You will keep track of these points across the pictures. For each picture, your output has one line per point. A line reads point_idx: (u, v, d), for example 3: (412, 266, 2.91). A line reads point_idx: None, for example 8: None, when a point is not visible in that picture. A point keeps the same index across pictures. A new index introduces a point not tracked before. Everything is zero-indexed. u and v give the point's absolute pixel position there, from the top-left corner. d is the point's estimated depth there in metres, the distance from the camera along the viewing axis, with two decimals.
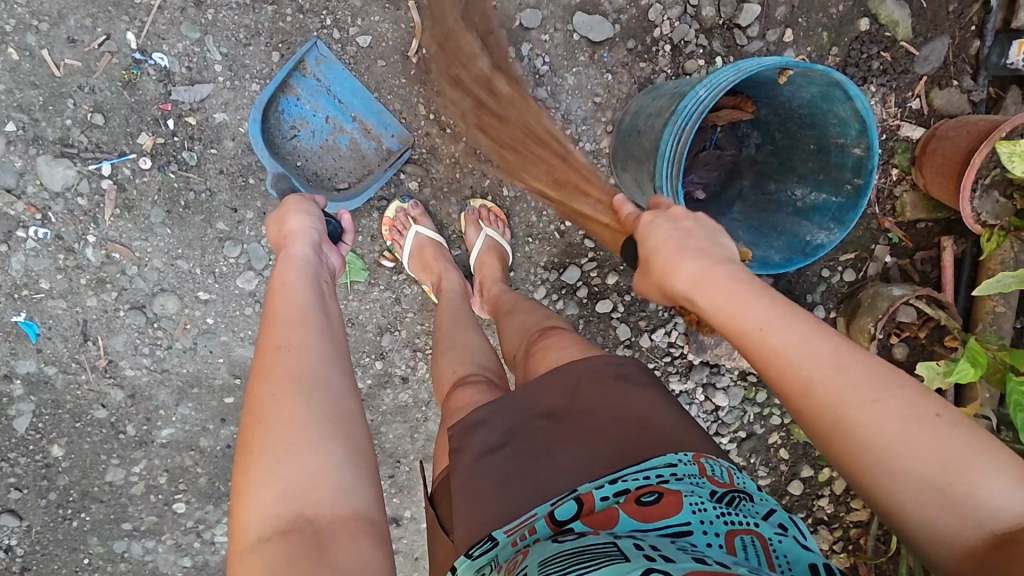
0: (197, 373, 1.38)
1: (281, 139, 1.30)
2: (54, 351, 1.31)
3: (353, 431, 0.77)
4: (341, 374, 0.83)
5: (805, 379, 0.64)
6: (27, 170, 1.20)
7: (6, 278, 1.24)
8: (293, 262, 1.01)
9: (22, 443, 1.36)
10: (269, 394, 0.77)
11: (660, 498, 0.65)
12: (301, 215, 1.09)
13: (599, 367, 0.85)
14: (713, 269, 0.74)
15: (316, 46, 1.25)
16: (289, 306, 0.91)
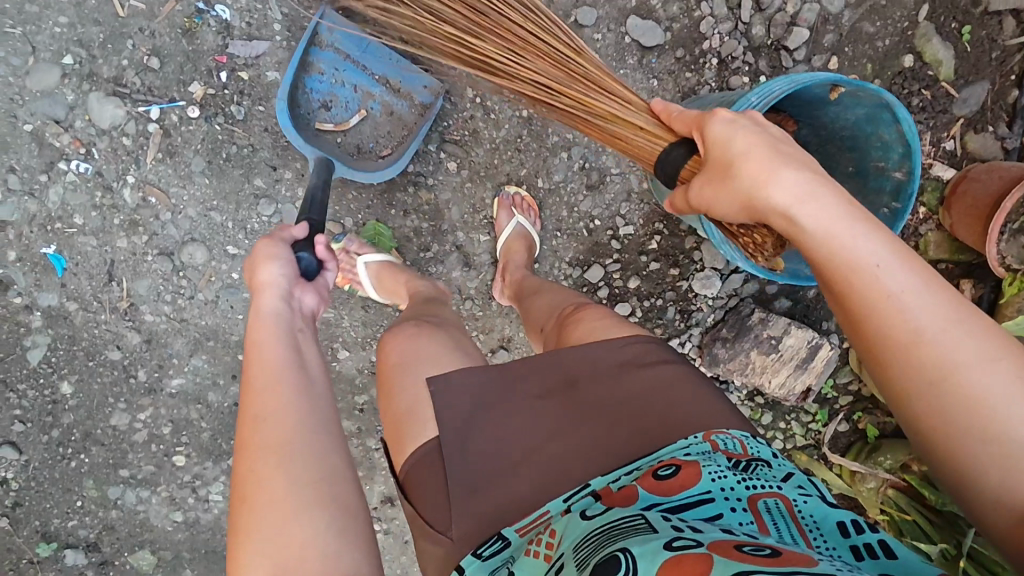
0: (216, 326, 1.38)
1: (318, 116, 1.30)
2: (78, 288, 1.31)
3: (337, 496, 0.73)
4: (324, 434, 0.77)
5: (878, 302, 0.68)
6: (78, 105, 1.21)
7: (41, 209, 1.24)
8: (269, 313, 0.88)
9: (33, 376, 1.35)
10: (250, 472, 0.73)
11: (679, 470, 0.70)
12: (268, 264, 0.90)
13: (598, 356, 0.92)
14: (819, 184, 0.74)
15: (325, 16, 1.15)
16: (266, 363, 0.82)
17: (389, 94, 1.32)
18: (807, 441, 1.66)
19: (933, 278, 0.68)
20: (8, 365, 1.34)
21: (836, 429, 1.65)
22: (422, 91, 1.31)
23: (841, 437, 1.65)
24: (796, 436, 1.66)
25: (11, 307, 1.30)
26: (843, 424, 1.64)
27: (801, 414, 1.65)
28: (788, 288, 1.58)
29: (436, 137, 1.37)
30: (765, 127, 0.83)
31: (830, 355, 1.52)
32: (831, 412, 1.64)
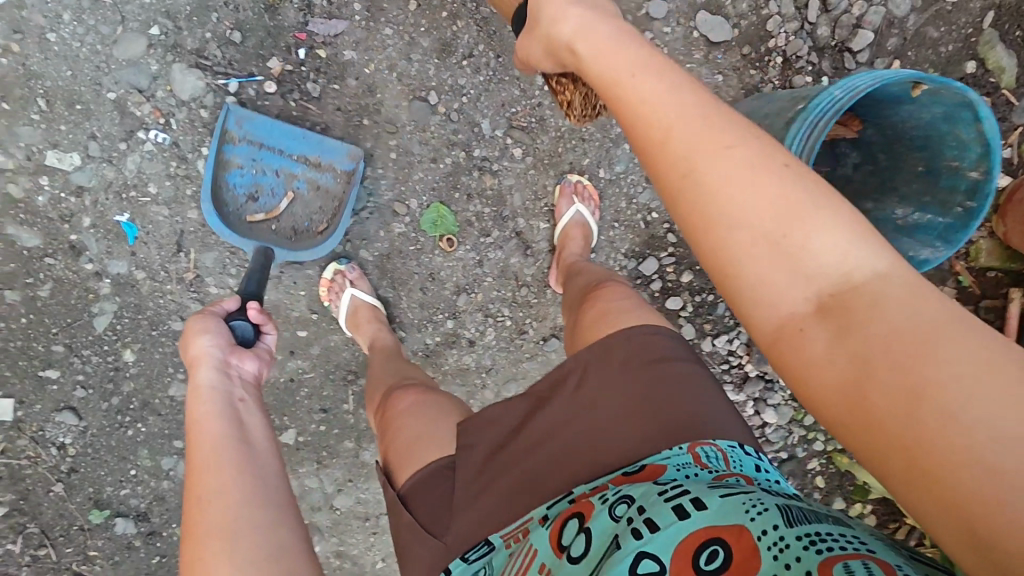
0: (278, 302, 1.42)
1: (246, 210, 1.28)
2: (147, 257, 1.33)
3: (283, 574, 0.75)
4: (263, 513, 0.81)
5: (635, 112, 0.60)
6: (161, 75, 1.22)
7: (118, 176, 1.26)
8: (211, 396, 0.96)
9: (98, 342, 1.38)
10: (197, 560, 0.75)
11: (643, 469, 0.76)
12: (199, 337, 1.03)
13: (601, 360, 0.89)
14: (600, 16, 0.71)
15: (232, 111, 1.22)
16: (206, 444, 0.88)
17: (312, 171, 1.31)
18: None
19: (772, 165, 0.55)
20: (75, 330, 1.36)
21: None
22: (342, 159, 1.30)
23: None
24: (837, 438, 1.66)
25: (82, 273, 1.32)
26: None
27: None
28: None
29: (502, 123, 1.35)
30: None
31: None
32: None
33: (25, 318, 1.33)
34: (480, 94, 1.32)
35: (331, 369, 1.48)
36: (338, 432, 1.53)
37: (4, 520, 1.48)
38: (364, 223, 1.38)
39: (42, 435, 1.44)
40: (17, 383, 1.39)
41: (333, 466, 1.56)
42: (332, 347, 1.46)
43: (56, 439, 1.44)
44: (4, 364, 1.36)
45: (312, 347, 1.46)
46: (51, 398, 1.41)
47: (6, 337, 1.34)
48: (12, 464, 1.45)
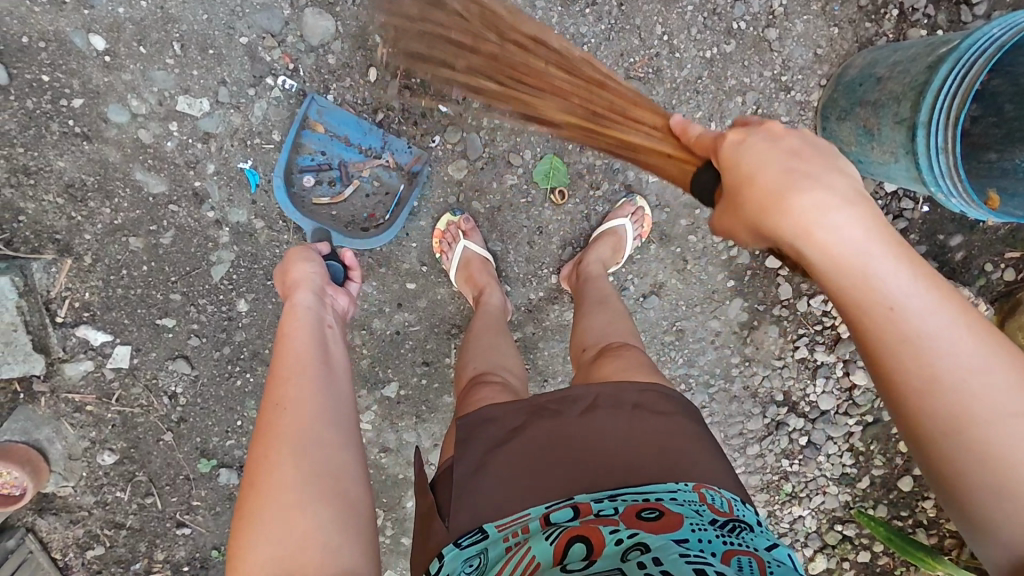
0: (389, 253, 1.42)
1: (310, 195, 1.35)
2: (266, 206, 1.35)
3: (340, 487, 0.79)
4: (331, 431, 0.84)
5: (909, 357, 0.64)
6: (293, 20, 1.27)
7: (244, 123, 1.30)
8: (302, 318, 1.01)
9: (214, 291, 1.38)
10: (263, 458, 0.80)
11: (661, 517, 0.76)
12: (303, 264, 1.13)
13: (616, 394, 0.95)
14: (835, 198, 0.69)
15: (314, 101, 1.29)
16: (294, 354, 0.94)
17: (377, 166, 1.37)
18: None
19: None
20: (193, 278, 1.37)
21: None
22: (407, 156, 1.36)
23: None
24: None
25: (202, 221, 1.34)
26: None
27: None
28: (935, 250, 1.51)
29: (621, 74, 1.37)
30: (782, 137, 0.76)
31: (983, 316, 1.46)
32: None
33: (146, 266, 1.35)
34: (600, 43, 1.35)
35: (436, 323, 1.48)
36: (437, 386, 1.52)
37: (115, 467, 1.46)
38: (479, 173, 1.39)
39: (155, 384, 1.43)
40: (134, 332, 1.39)
41: (431, 422, 1.54)
42: (438, 301, 1.47)
43: (167, 389, 1.44)
44: (123, 312, 1.37)
45: (419, 300, 1.46)
46: (165, 347, 1.41)
47: (127, 284, 1.36)
48: (125, 412, 1.44)
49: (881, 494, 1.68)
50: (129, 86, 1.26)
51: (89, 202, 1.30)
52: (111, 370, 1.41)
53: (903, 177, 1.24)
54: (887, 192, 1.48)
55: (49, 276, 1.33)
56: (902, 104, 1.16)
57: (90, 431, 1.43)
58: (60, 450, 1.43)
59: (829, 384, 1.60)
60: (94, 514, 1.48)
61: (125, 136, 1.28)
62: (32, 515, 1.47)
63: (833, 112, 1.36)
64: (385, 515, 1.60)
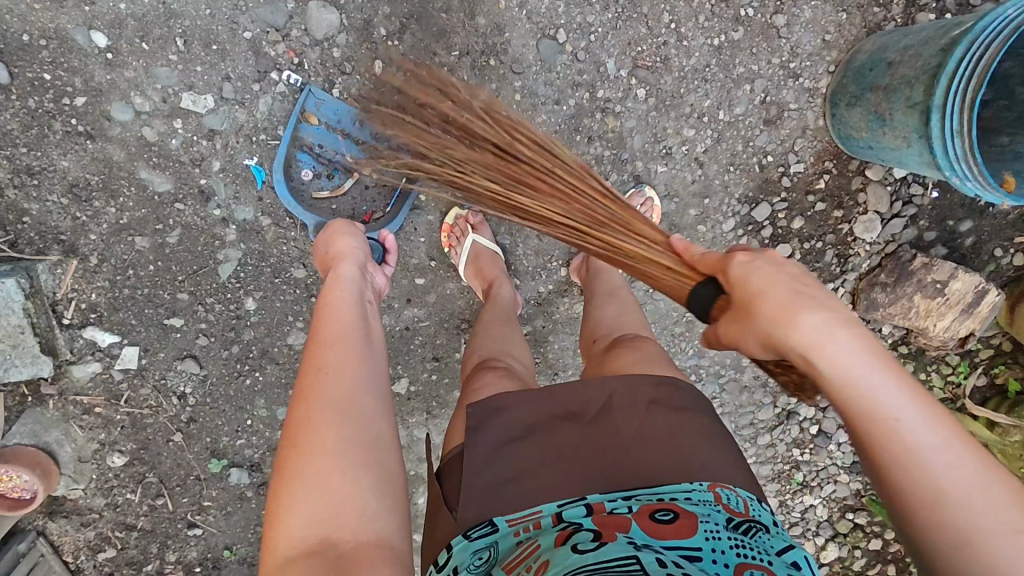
0: (397, 249, 1.41)
1: (310, 189, 1.34)
2: (273, 203, 1.33)
3: (380, 457, 0.78)
4: (373, 400, 0.84)
5: (893, 445, 0.72)
6: (298, 14, 1.25)
7: (249, 119, 1.29)
8: (341, 289, 1.00)
9: (221, 290, 1.37)
10: (306, 418, 0.79)
11: (675, 520, 0.76)
12: (348, 236, 1.11)
13: (632, 389, 0.93)
14: (837, 323, 0.76)
15: (312, 93, 1.28)
16: (334, 322, 0.93)
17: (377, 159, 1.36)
18: (945, 395, 1.61)
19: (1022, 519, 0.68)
20: (200, 278, 1.36)
21: (976, 384, 1.60)
22: None
23: (979, 392, 1.61)
24: (935, 388, 1.61)
25: (208, 219, 1.33)
26: (982, 379, 1.60)
27: (943, 366, 1.59)
28: (945, 236, 1.50)
29: (628, 63, 1.36)
30: (783, 264, 0.85)
31: (996, 300, 1.43)
32: (971, 364, 1.59)
33: (152, 266, 1.34)
34: (607, 33, 1.34)
35: (446, 318, 1.47)
36: (448, 381, 1.51)
37: (125, 469, 1.45)
38: None
39: (164, 385, 1.42)
40: (142, 333, 1.38)
41: (442, 417, 1.53)
42: (448, 295, 1.46)
43: (176, 389, 1.43)
44: (131, 312, 1.36)
45: (428, 295, 1.45)
46: (173, 347, 1.40)
47: (133, 284, 1.34)
48: (134, 413, 1.43)
49: None
50: (132, 83, 1.24)
51: (94, 202, 1.29)
52: (119, 371, 1.40)
53: (916, 163, 1.23)
54: (897, 178, 1.47)
55: (54, 277, 1.32)
56: (915, 88, 1.15)
57: (99, 433, 1.42)
58: (69, 452, 1.42)
59: None
60: (105, 516, 1.47)
61: (129, 134, 1.26)
62: (43, 518, 1.46)
63: (843, 98, 1.34)
64: None
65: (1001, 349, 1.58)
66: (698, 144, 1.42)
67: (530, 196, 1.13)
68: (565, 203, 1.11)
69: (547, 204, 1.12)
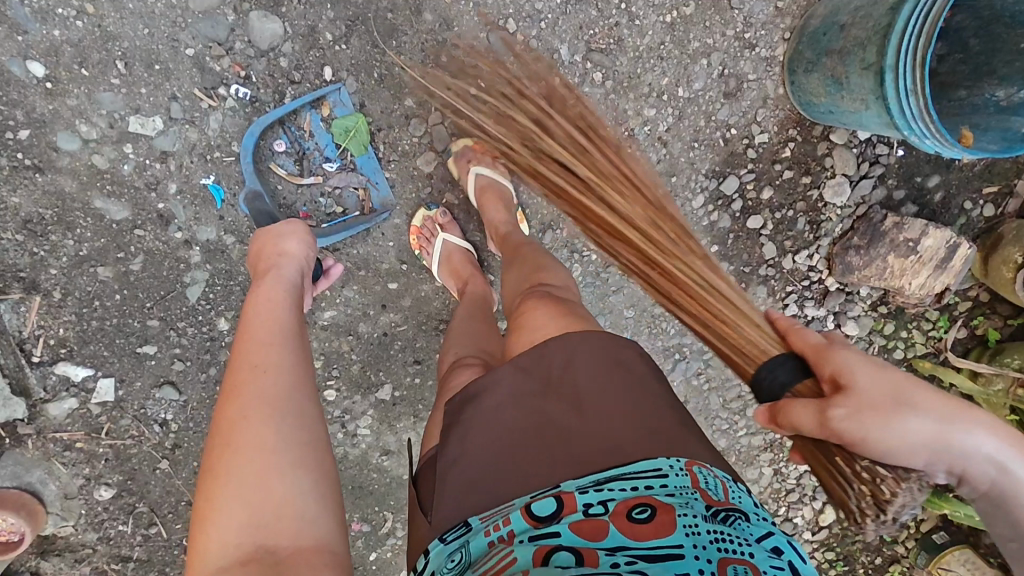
0: (367, 255, 1.39)
1: (272, 163, 1.30)
2: (235, 220, 1.31)
3: (318, 456, 0.77)
4: (312, 402, 0.82)
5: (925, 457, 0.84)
6: (239, 26, 1.23)
7: (201, 137, 1.26)
8: (280, 282, 0.99)
9: (192, 313, 1.35)
10: (239, 416, 0.77)
11: (652, 517, 0.70)
12: (294, 239, 1.06)
13: (591, 351, 0.89)
14: (861, 384, 0.84)
15: (339, 91, 1.27)
16: (266, 321, 0.90)
17: (350, 181, 1.34)
18: (928, 349, 1.62)
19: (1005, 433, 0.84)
20: (169, 302, 1.34)
21: (956, 336, 1.61)
22: (378, 195, 1.35)
23: (960, 344, 1.62)
24: (916, 344, 1.62)
25: (172, 242, 1.30)
26: (962, 331, 1.61)
27: (922, 322, 1.60)
28: (914, 193, 1.50)
29: (581, 48, 1.35)
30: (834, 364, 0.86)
31: (969, 253, 1.43)
32: (950, 318, 1.60)
33: (119, 295, 1.31)
34: (557, 19, 1.32)
35: (423, 320, 1.46)
36: (432, 383, 1.51)
37: (114, 501, 1.43)
38: (448, 164, 1.36)
39: (143, 414, 1.40)
40: (115, 363, 1.35)
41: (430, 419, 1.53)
42: (423, 297, 1.44)
43: (157, 417, 1.40)
44: (101, 344, 1.34)
45: (403, 299, 1.43)
46: (149, 374, 1.37)
47: (101, 316, 1.32)
48: (118, 445, 1.40)
49: None
50: (76, 112, 1.21)
51: (51, 236, 1.26)
52: (96, 405, 1.37)
53: (876, 124, 1.23)
54: (862, 140, 1.47)
55: (19, 316, 1.30)
56: (868, 49, 1.15)
57: (83, 468, 1.40)
58: (55, 491, 1.40)
59: None
60: (99, 550, 1.45)
61: (79, 164, 1.23)
62: (36, 559, 1.44)
63: (799, 64, 1.34)
64: (395, 517, 1.59)
65: (978, 300, 1.59)
66: (660, 123, 1.41)
67: (625, 240, 1.12)
68: (684, 255, 1.08)
69: (722, 305, 1.04)
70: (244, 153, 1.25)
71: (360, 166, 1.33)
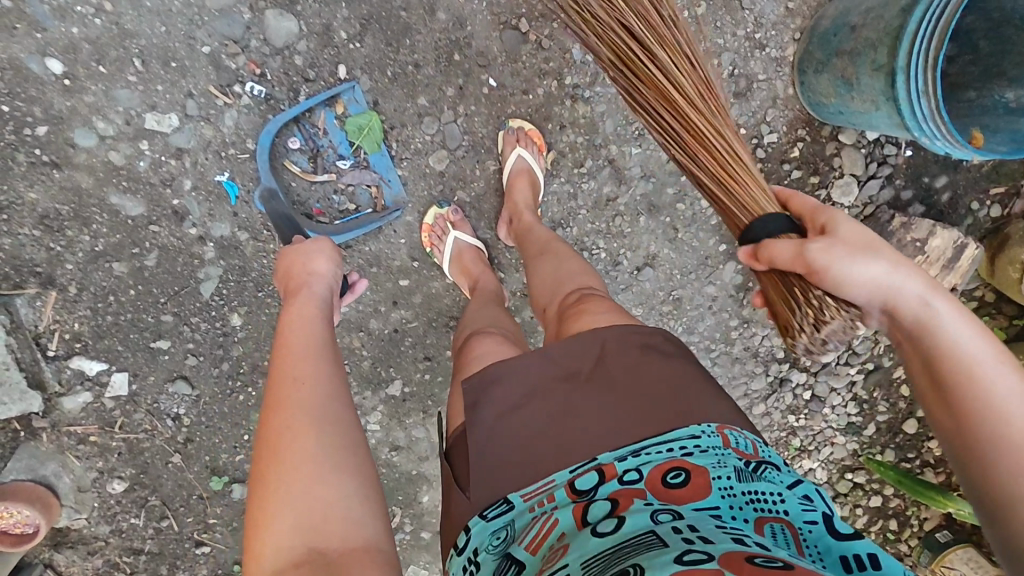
0: (378, 253, 1.40)
1: (286, 160, 1.31)
2: (249, 216, 1.32)
3: (361, 461, 0.79)
4: (351, 410, 0.84)
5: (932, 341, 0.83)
6: (255, 24, 1.24)
7: (216, 134, 1.27)
8: (311, 297, 1.01)
9: (205, 308, 1.36)
10: (282, 427, 0.78)
11: (687, 479, 0.74)
12: (323, 258, 1.08)
13: (621, 335, 0.95)
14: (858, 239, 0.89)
15: (354, 89, 1.29)
16: (299, 335, 0.92)
17: (362, 178, 1.35)
18: None
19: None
20: (182, 298, 1.35)
21: None
22: (390, 193, 1.36)
23: None
24: None
25: (186, 238, 1.32)
26: None
27: None
28: (922, 193, 1.51)
29: None
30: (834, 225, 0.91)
31: (977, 253, 1.43)
32: None
33: (133, 290, 1.33)
34: None
35: (433, 317, 1.47)
36: (442, 379, 1.52)
37: (126, 495, 1.44)
38: (460, 162, 1.37)
39: (156, 408, 1.41)
40: (129, 358, 1.37)
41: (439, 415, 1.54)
42: (434, 294, 1.46)
43: (170, 411, 1.42)
44: (116, 339, 1.35)
45: (414, 295, 1.45)
46: (163, 369, 1.39)
47: (115, 311, 1.33)
48: (130, 438, 1.42)
49: (888, 439, 1.70)
50: (93, 108, 1.22)
51: (67, 231, 1.27)
52: (110, 399, 1.39)
53: (886, 124, 1.24)
54: (870, 140, 1.48)
55: (34, 310, 1.31)
56: (879, 50, 1.15)
57: (97, 461, 1.41)
58: (69, 483, 1.41)
59: None
60: (112, 542, 1.47)
61: (95, 160, 1.25)
62: (49, 551, 1.45)
63: (810, 65, 1.34)
64: (403, 512, 1.60)
65: (984, 300, 1.60)
66: None
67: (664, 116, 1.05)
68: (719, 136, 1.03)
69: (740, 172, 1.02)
70: (259, 151, 1.26)
71: (373, 164, 1.34)
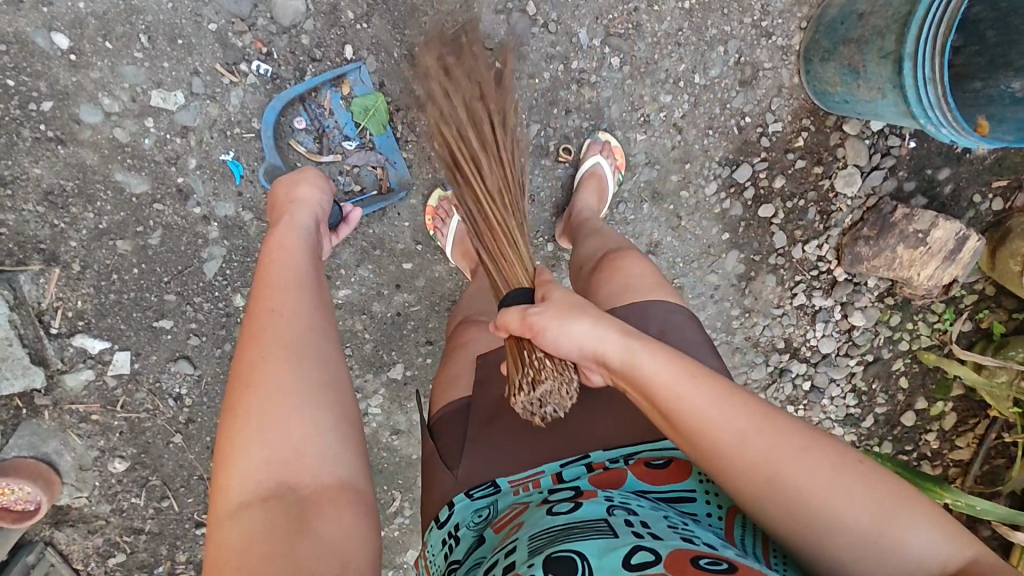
0: (382, 235, 1.41)
1: (291, 139, 1.31)
2: (253, 196, 1.32)
3: (339, 399, 0.79)
4: (330, 347, 0.84)
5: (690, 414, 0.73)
6: (262, 2, 1.24)
7: (222, 113, 1.27)
8: (294, 227, 0.96)
9: (208, 288, 1.36)
10: (259, 359, 0.78)
11: (668, 465, 0.82)
12: (313, 185, 1.02)
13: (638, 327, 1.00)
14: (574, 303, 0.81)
15: (360, 68, 1.28)
16: (281, 266, 0.90)
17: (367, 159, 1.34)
18: (932, 342, 1.63)
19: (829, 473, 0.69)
20: (186, 278, 1.35)
21: (961, 329, 1.63)
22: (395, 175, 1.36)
23: (965, 337, 1.63)
24: (922, 337, 1.63)
25: (190, 217, 1.31)
26: (967, 324, 1.62)
27: (928, 314, 1.62)
28: (924, 185, 1.51)
29: (600, 32, 1.36)
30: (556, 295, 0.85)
31: (978, 244, 1.44)
32: (956, 311, 1.61)
33: (136, 269, 1.32)
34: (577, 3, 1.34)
35: (436, 301, 1.47)
36: None
37: (127, 474, 1.45)
38: None
39: (158, 387, 1.41)
40: (132, 337, 1.37)
41: None
42: (436, 279, 1.46)
43: (172, 391, 1.42)
44: (118, 317, 1.35)
45: (417, 279, 1.45)
46: (165, 348, 1.39)
47: (118, 289, 1.33)
48: (132, 418, 1.42)
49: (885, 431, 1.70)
50: (99, 84, 1.22)
51: (71, 208, 1.27)
52: (112, 377, 1.39)
53: (892, 113, 1.24)
54: (874, 131, 1.48)
55: (37, 287, 1.31)
56: (887, 38, 1.15)
57: (98, 440, 1.42)
58: (70, 462, 1.41)
59: (829, 327, 1.61)
60: (112, 522, 1.47)
61: (100, 137, 1.24)
62: (49, 528, 1.46)
63: (816, 53, 1.35)
64: (402, 497, 1.61)
65: (984, 293, 1.61)
66: (676, 109, 1.42)
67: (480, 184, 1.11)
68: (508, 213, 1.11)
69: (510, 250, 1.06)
70: (264, 128, 1.27)
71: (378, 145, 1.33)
